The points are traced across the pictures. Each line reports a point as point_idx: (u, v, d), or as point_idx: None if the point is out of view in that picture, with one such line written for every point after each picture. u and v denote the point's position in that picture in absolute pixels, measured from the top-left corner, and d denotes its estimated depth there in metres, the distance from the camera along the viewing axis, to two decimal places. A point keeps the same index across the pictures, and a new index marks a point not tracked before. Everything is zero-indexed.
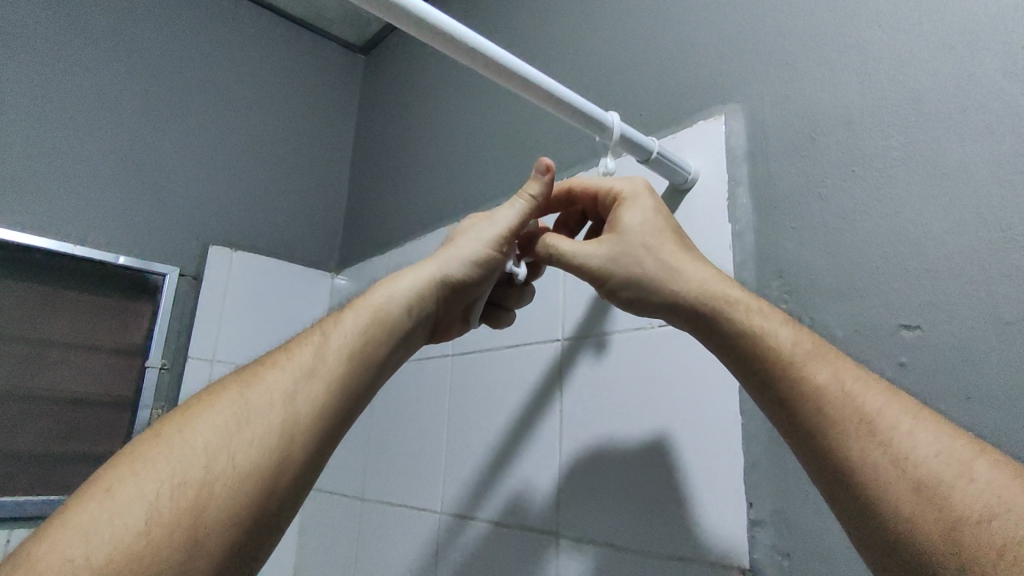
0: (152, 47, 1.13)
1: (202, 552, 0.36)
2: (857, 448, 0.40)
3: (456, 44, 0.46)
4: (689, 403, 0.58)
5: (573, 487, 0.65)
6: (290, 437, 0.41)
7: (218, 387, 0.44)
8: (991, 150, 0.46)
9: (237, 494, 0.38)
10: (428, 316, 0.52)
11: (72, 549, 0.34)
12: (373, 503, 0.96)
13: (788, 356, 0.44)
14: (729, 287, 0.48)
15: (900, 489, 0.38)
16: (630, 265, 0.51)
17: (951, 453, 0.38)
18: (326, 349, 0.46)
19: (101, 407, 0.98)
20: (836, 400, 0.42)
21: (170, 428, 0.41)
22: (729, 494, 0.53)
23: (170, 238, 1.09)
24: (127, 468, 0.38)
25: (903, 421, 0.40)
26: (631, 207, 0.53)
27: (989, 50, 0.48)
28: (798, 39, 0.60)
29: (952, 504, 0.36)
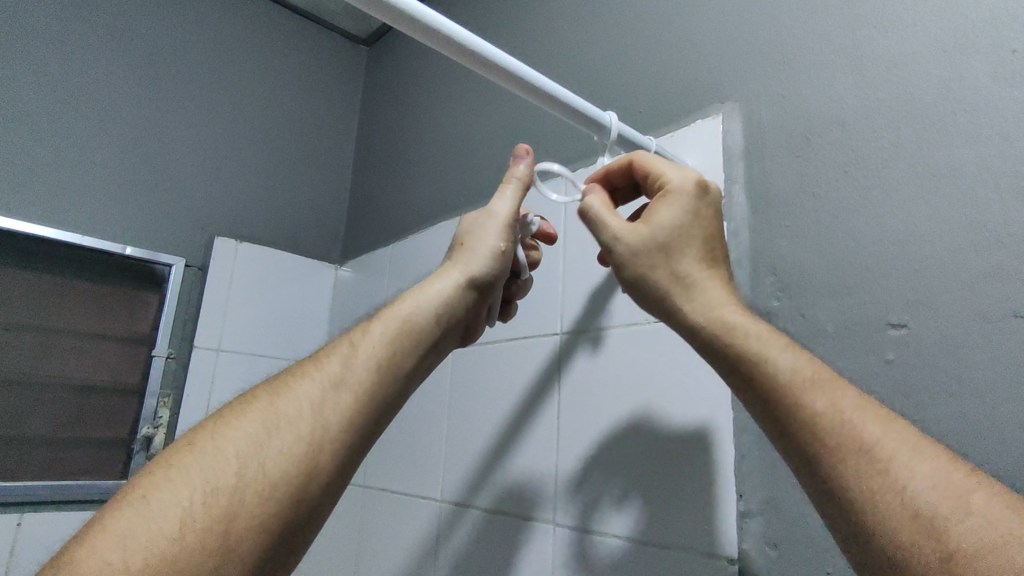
0: (157, 39, 1.14)
1: (235, 557, 0.38)
2: (855, 474, 0.40)
3: (452, 45, 0.48)
4: (683, 398, 0.59)
5: (570, 478, 0.67)
6: (319, 447, 0.43)
7: (250, 397, 0.46)
8: (982, 152, 0.48)
9: (267, 504, 0.40)
10: (459, 321, 0.55)
11: (111, 554, 0.36)
12: (375, 492, 0.98)
13: (786, 385, 0.44)
14: (735, 313, 0.48)
15: (896, 519, 0.37)
16: (643, 264, 0.51)
17: (948, 486, 0.37)
18: (354, 357, 0.47)
19: (108, 395, 1.00)
20: (835, 428, 0.41)
21: (203, 437, 0.43)
22: (720, 486, 0.55)
23: (175, 229, 1.11)
24: (162, 475, 0.40)
25: (899, 452, 0.39)
26: (671, 202, 0.52)
27: (980, 52, 0.49)
28: (795, 39, 0.61)
29: (950, 537, 0.36)
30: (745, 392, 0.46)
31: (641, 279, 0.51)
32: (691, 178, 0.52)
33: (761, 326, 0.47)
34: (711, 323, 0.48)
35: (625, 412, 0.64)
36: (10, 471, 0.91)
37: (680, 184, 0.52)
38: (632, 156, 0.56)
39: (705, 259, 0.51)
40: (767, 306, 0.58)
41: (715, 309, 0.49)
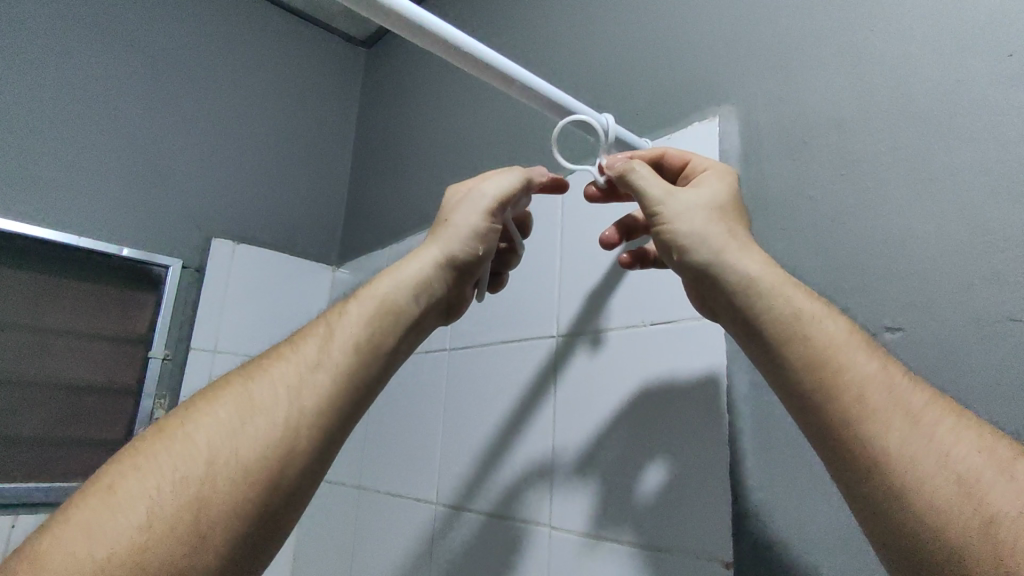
0: (155, 39, 1.14)
1: (207, 544, 0.38)
2: (898, 435, 0.38)
3: (459, 52, 0.48)
4: (678, 402, 0.59)
5: (566, 480, 0.67)
6: (295, 430, 0.43)
7: (225, 381, 0.46)
8: (979, 156, 0.48)
9: (238, 490, 0.40)
10: (439, 302, 0.54)
11: (77, 544, 0.36)
12: (371, 494, 0.97)
13: (837, 345, 0.42)
14: (777, 272, 0.46)
15: (938, 482, 0.36)
16: (702, 223, 0.48)
17: (993, 452, 0.36)
18: (331, 340, 0.47)
19: (103, 396, 1.00)
20: (882, 389, 0.40)
21: (174, 423, 0.43)
22: (714, 490, 0.55)
23: (172, 230, 1.11)
24: (130, 463, 0.40)
25: (945, 419, 0.38)
26: (711, 180, 0.52)
27: (978, 56, 0.49)
28: (792, 42, 0.61)
29: (990, 499, 0.34)
30: (797, 354, 0.43)
31: (700, 238, 0.48)
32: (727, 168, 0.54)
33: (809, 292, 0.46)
34: (769, 283, 0.45)
35: (621, 413, 0.64)
36: (4, 471, 0.91)
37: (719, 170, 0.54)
38: (665, 149, 0.58)
39: (743, 227, 0.50)
40: None
41: (772, 270, 0.46)
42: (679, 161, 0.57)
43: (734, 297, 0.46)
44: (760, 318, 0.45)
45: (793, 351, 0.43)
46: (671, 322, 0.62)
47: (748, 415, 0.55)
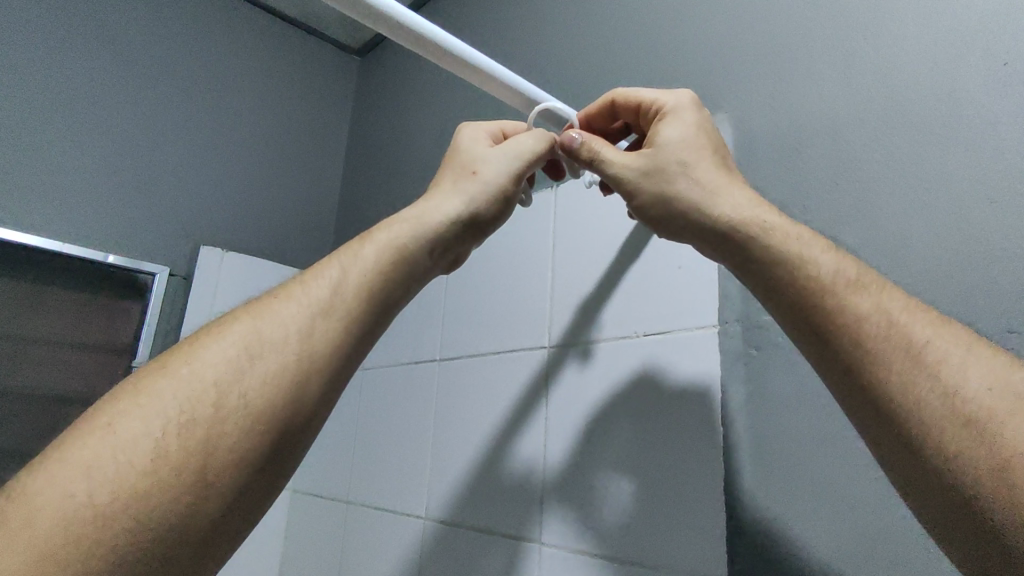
0: (147, 44, 1.13)
1: (213, 491, 0.37)
2: (901, 379, 0.38)
3: (453, 60, 0.47)
4: (673, 417, 0.58)
5: (559, 492, 0.66)
6: (303, 376, 0.41)
7: (230, 318, 0.44)
8: (974, 165, 0.47)
9: (246, 437, 0.39)
10: (450, 251, 0.53)
11: (76, 485, 0.35)
12: (359, 507, 0.95)
13: (829, 286, 0.42)
14: (770, 213, 0.47)
15: (948, 425, 0.35)
16: (662, 180, 0.50)
17: (1005, 387, 0.35)
18: (343, 283, 0.46)
19: (87, 405, 0.98)
20: (881, 331, 0.39)
21: (177, 360, 0.41)
22: (708, 505, 0.54)
23: (161, 238, 1.09)
24: (132, 400, 0.39)
25: (953, 355, 0.37)
26: (672, 121, 0.51)
27: (972, 66, 0.49)
28: (785, 51, 0.61)
29: (1003, 441, 0.33)
30: (782, 300, 0.44)
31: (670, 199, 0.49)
32: (685, 97, 0.53)
33: (791, 224, 0.46)
34: (745, 232, 0.46)
35: (612, 424, 0.63)
36: None
37: (677, 105, 0.52)
38: (614, 96, 0.57)
39: (724, 166, 0.50)
40: (758, 319, 0.56)
41: (747, 208, 0.47)
42: (629, 101, 0.56)
43: (721, 246, 0.47)
44: (750, 268, 0.46)
45: (779, 307, 0.44)
46: (665, 335, 0.61)
47: (744, 428, 0.54)
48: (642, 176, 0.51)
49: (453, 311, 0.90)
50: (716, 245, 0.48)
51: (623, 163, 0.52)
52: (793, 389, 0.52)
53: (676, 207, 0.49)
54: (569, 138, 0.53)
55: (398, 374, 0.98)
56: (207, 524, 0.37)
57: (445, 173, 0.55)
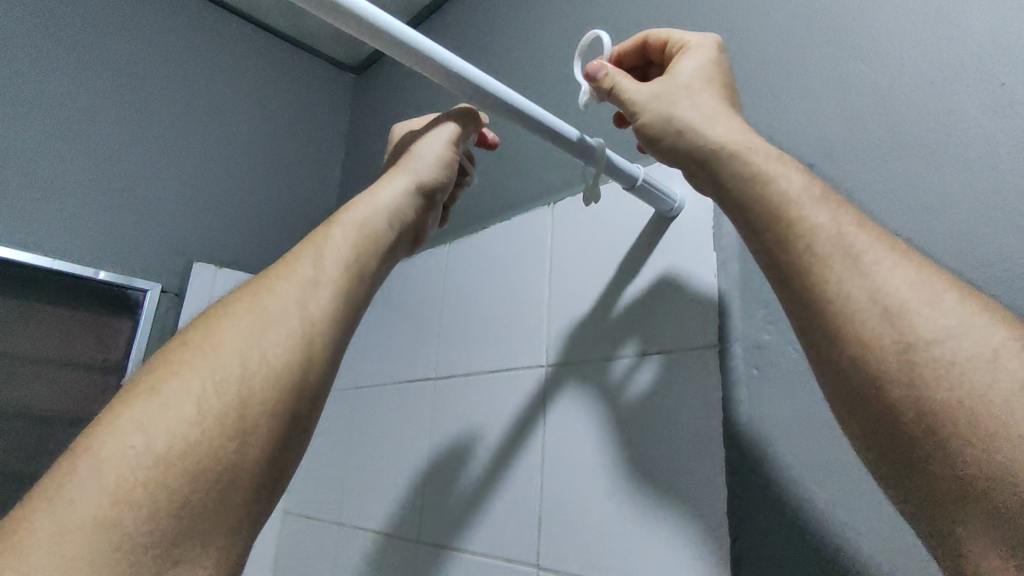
0: (143, 61, 1.13)
1: (253, 441, 0.39)
2: (837, 277, 0.39)
3: (441, 71, 0.46)
4: (676, 439, 0.57)
5: (558, 514, 0.64)
6: (312, 337, 0.44)
7: (235, 297, 0.46)
8: (972, 185, 0.46)
9: (273, 393, 0.41)
10: (406, 231, 0.56)
11: (133, 437, 0.37)
12: (350, 530, 0.93)
13: (792, 202, 0.43)
14: (759, 141, 0.47)
15: (869, 316, 0.37)
16: (665, 104, 0.49)
17: (925, 286, 0.37)
18: (326, 258, 0.48)
19: (70, 425, 0.95)
20: (830, 239, 0.41)
21: (198, 334, 0.43)
22: (712, 529, 0.52)
23: (152, 254, 1.08)
24: (165, 369, 0.41)
25: (885, 262, 0.39)
26: (693, 56, 0.52)
27: (968, 86, 0.48)
28: (778, 69, 0.60)
29: (913, 330, 0.36)
30: (748, 211, 0.45)
31: (668, 122, 0.49)
32: (710, 39, 0.53)
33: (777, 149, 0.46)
34: (732, 151, 0.46)
35: (613, 434, 0.62)
36: None
37: (701, 45, 0.53)
38: (647, 35, 0.57)
39: (728, 104, 0.50)
40: (756, 340, 0.55)
41: (745, 134, 0.47)
42: (660, 41, 0.56)
43: (706, 166, 0.47)
44: (727, 187, 0.46)
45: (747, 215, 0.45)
46: (664, 354, 0.60)
47: (743, 452, 0.53)
48: (648, 98, 0.50)
49: (449, 328, 0.89)
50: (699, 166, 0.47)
51: (635, 88, 0.51)
52: (792, 412, 0.52)
53: (673, 129, 0.48)
54: (597, 66, 0.53)
55: (391, 393, 0.96)
56: (255, 468, 0.39)
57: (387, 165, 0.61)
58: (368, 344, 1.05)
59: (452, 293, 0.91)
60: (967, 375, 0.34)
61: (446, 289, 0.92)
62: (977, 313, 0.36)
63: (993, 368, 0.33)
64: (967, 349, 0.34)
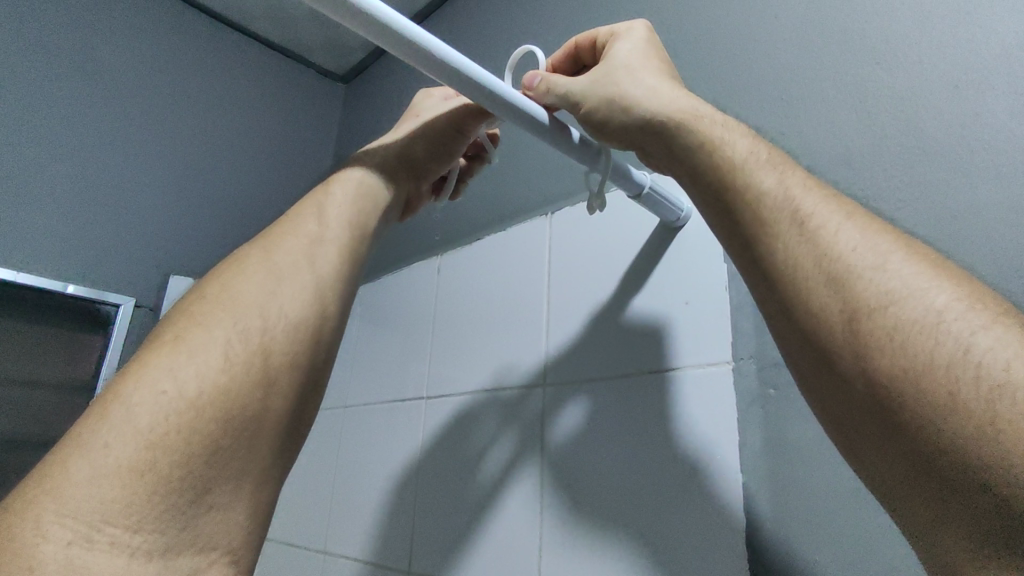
0: (121, 65, 1.09)
1: (276, 390, 0.39)
2: (783, 243, 0.37)
3: (421, 53, 0.40)
4: (684, 455, 0.53)
5: (559, 540, 0.60)
6: (324, 293, 0.44)
7: (241, 254, 0.45)
8: (1006, 192, 0.42)
9: (294, 344, 0.41)
10: (397, 198, 0.55)
11: (164, 384, 0.35)
12: (334, 558, 0.87)
13: (740, 164, 0.40)
14: (704, 107, 0.44)
15: (817, 286, 0.35)
16: (606, 89, 0.47)
17: (870, 247, 0.34)
18: (330, 218, 0.48)
19: (37, 451, 0.89)
20: (776, 203, 0.38)
21: (214, 289, 0.42)
22: (726, 560, 0.48)
23: (125, 266, 1.02)
24: (186, 321, 0.39)
25: (834, 224, 0.36)
26: (624, 39, 0.50)
27: (994, 89, 0.45)
28: (789, 72, 0.57)
29: (856, 294, 0.33)
30: (697, 187, 0.42)
31: (610, 105, 0.46)
32: (639, 24, 0.51)
33: (717, 112, 0.43)
34: (671, 124, 0.43)
35: (615, 440, 0.59)
36: None
37: (629, 29, 0.50)
38: (575, 39, 0.55)
39: (670, 77, 0.47)
40: (773, 355, 0.51)
41: (682, 103, 0.44)
42: (588, 40, 0.53)
43: (654, 142, 0.44)
44: (676, 160, 0.43)
45: (692, 193, 0.43)
46: (672, 367, 0.57)
47: (762, 477, 0.49)
48: (587, 86, 0.47)
49: (441, 344, 0.84)
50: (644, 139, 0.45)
51: (567, 83, 0.49)
52: (815, 433, 0.48)
53: (615, 112, 0.46)
54: (531, 77, 0.51)
55: (379, 413, 0.91)
56: (279, 417, 0.39)
57: (402, 123, 0.59)
58: (357, 360, 1.01)
59: (446, 307, 0.87)
60: (911, 341, 0.31)
61: (439, 304, 0.88)
62: (940, 276, 0.32)
63: (938, 332, 0.30)
64: (910, 313, 0.31)
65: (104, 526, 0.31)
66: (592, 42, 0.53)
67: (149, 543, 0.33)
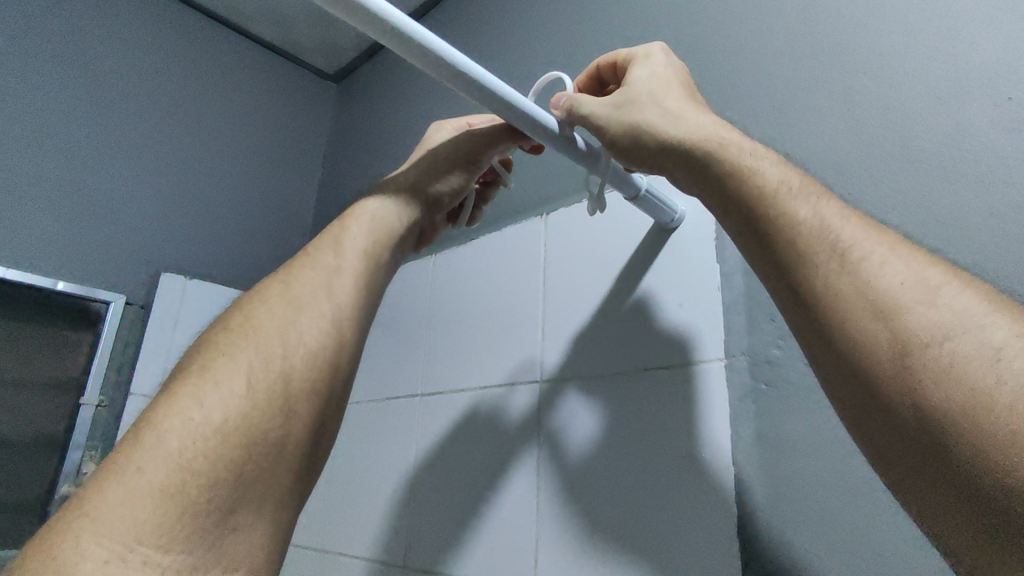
0: (110, 59, 1.08)
1: (297, 415, 0.40)
2: (825, 275, 0.37)
3: (423, 53, 0.41)
4: (682, 461, 0.54)
5: (556, 536, 0.61)
6: (340, 321, 0.45)
7: (261, 287, 0.46)
8: (987, 199, 0.45)
9: (312, 370, 0.42)
10: (412, 227, 0.55)
11: (191, 410, 0.37)
12: (331, 554, 0.88)
13: (772, 194, 0.41)
14: (730, 133, 0.45)
15: (862, 318, 0.34)
16: (632, 113, 0.48)
17: (918, 280, 0.34)
18: (344, 249, 0.49)
19: (24, 449, 0.88)
20: (812, 234, 0.38)
21: (236, 320, 0.43)
22: (721, 547, 0.50)
23: (117, 262, 1.01)
24: (210, 352, 0.41)
25: (876, 255, 0.36)
26: (644, 64, 0.52)
27: (977, 101, 0.47)
28: (783, 80, 0.59)
29: (907, 327, 0.33)
30: (732, 222, 0.43)
31: (639, 130, 0.47)
32: (656, 47, 0.53)
33: (747, 140, 0.45)
34: (701, 153, 0.44)
35: (614, 455, 0.59)
36: None
37: (648, 54, 0.52)
38: (596, 62, 0.57)
39: (693, 100, 0.49)
40: (766, 353, 0.54)
41: (712, 132, 0.45)
42: (610, 61, 0.56)
43: (690, 167, 0.45)
44: (713, 186, 0.43)
45: (726, 225, 0.43)
46: (667, 368, 0.58)
47: (755, 468, 0.51)
48: (613, 112, 0.49)
49: (438, 343, 0.85)
50: (679, 163, 0.45)
51: (592, 102, 0.50)
52: (809, 427, 0.50)
53: (643, 136, 0.47)
54: (558, 97, 0.52)
55: (373, 410, 0.92)
56: (300, 443, 0.40)
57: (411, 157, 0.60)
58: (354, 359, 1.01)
59: (444, 305, 0.87)
60: (967, 378, 0.30)
61: (435, 302, 0.89)
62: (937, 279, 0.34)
63: (997, 369, 0.30)
64: (965, 350, 0.31)
65: (136, 546, 0.32)
66: (614, 64, 0.55)
67: (177, 563, 0.33)
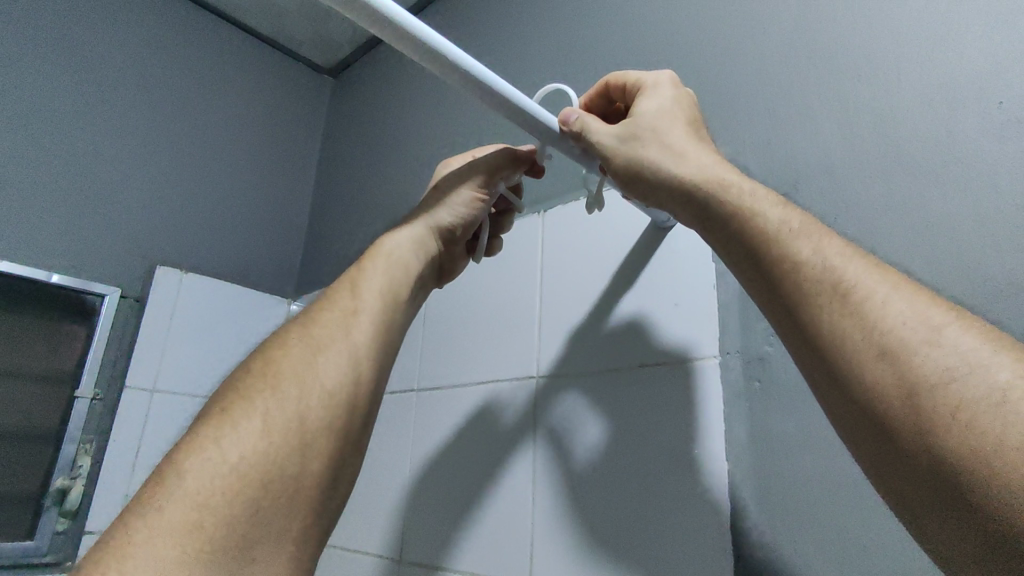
0: (104, 51, 1.07)
1: (314, 455, 0.41)
2: (831, 316, 0.37)
3: (426, 50, 0.41)
4: (678, 472, 0.55)
5: (552, 535, 0.62)
6: (358, 361, 0.45)
7: (282, 330, 0.48)
8: (974, 203, 0.46)
9: (331, 411, 0.43)
10: (431, 263, 0.56)
11: (211, 452, 0.39)
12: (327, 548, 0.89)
13: (775, 236, 0.41)
14: (732, 175, 0.45)
15: (869, 359, 0.35)
16: (636, 145, 0.49)
17: (921, 320, 0.35)
18: (363, 290, 0.50)
19: (19, 442, 0.88)
20: (815, 273, 0.39)
21: (258, 364, 0.45)
22: (714, 546, 0.51)
23: (111, 256, 1.01)
24: (232, 394, 0.42)
25: (879, 293, 0.37)
26: (651, 94, 0.51)
27: (967, 107, 0.48)
28: (778, 83, 0.60)
29: (915, 367, 0.33)
30: (738, 262, 0.44)
31: (645, 163, 0.48)
32: (665, 76, 0.53)
33: (750, 181, 0.45)
34: (704, 192, 0.45)
35: (614, 474, 0.59)
36: None
37: (656, 84, 0.52)
38: (604, 80, 0.57)
39: (695, 134, 0.49)
40: (758, 353, 0.55)
41: (717, 172, 0.45)
42: (618, 86, 0.55)
43: (697, 204, 0.45)
44: (721, 221, 0.44)
45: (733, 264, 0.44)
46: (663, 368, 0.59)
47: (747, 466, 0.52)
48: (618, 141, 0.50)
49: (434, 339, 0.86)
50: (686, 200, 0.46)
51: (602, 128, 0.51)
52: (799, 426, 0.51)
53: (649, 171, 0.47)
54: (567, 113, 0.52)
55: None
56: (316, 480, 0.40)
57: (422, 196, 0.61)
58: None
59: (441, 303, 0.88)
60: (977, 421, 0.30)
61: (432, 299, 0.90)
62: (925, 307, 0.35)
63: (1006, 410, 0.30)
64: (972, 392, 0.31)
65: None
66: (622, 87, 0.55)
67: None
